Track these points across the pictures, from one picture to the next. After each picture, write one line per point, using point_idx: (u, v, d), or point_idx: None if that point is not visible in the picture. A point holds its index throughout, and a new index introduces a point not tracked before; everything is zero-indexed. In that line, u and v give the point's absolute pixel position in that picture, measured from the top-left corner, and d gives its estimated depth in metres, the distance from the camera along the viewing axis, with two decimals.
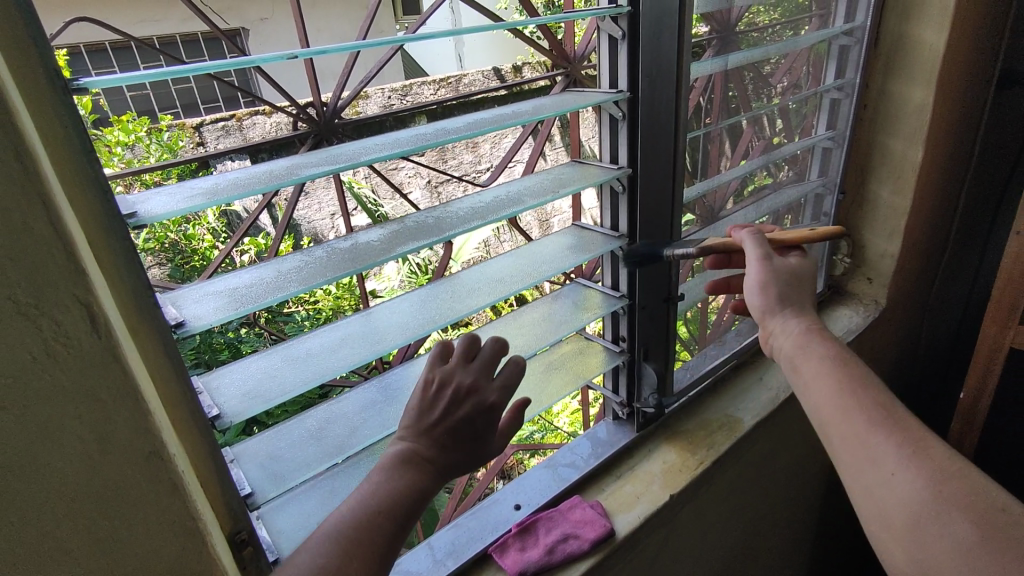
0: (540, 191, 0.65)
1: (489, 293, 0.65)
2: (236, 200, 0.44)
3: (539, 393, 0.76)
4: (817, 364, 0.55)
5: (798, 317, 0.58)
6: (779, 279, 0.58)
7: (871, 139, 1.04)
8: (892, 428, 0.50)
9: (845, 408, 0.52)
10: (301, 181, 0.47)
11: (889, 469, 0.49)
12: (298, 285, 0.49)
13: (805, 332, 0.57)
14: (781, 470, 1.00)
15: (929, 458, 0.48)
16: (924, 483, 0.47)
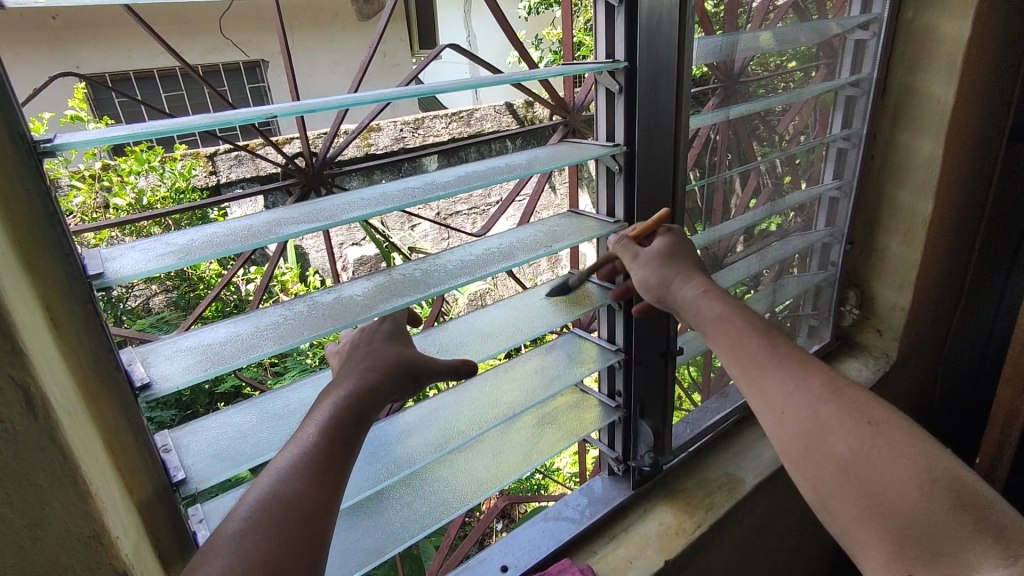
0: (533, 245, 0.64)
1: (478, 348, 0.63)
2: (209, 259, 0.43)
3: (529, 449, 0.74)
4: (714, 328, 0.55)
5: (689, 282, 0.58)
6: (656, 263, 0.60)
7: (879, 189, 1.02)
8: (791, 367, 0.50)
9: (742, 360, 0.52)
10: (278, 239, 0.46)
11: (779, 407, 0.49)
12: (273, 344, 0.48)
13: (697, 298, 0.57)
14: (786, 531, 0.96)
15: (812, 386, 0.49)
16: (807, 409, 0.48)
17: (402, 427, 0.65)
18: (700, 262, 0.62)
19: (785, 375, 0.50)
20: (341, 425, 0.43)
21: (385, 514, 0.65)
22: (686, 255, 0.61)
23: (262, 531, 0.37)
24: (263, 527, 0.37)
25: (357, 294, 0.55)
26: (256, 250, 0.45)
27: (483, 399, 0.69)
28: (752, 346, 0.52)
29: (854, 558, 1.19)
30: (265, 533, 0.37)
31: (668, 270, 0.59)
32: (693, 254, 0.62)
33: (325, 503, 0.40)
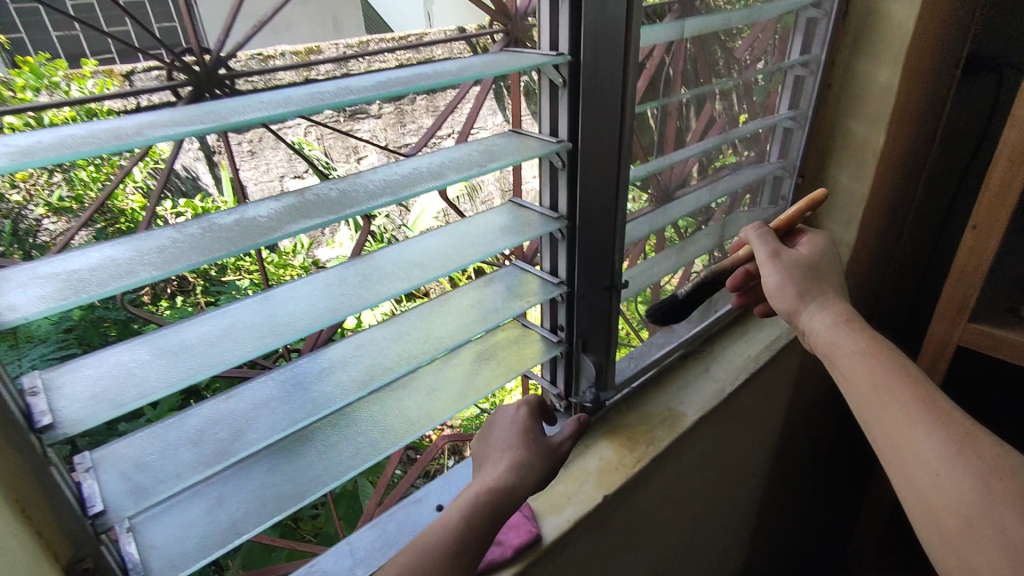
0: (465, 164, 0.58)
1: (406, 278, 0.58)
2: (55, 165, 0.35)
3: (466, 386, 0.70)
4: (848, 362, 0.64)
5: (824, 312, 0.69)
6: (790, 271, 0.70)
7: (833, 120, 0.98)
8: (954, 435, 0.55)
9: (886, 408, 0.59)
10: (148, 144, 0.38)
11: (934, 470, 0.54)
12: (154, 270, 0.41)
13: (831, 326, 0.68)
14: (723, 463, 0.97)
15: (981, 457, 0.53)
16: (973, 473, 0.53)
17: (325, 364, 0.60)
18: (832, 268, 0.73)
19: (939, 439, 0.55)
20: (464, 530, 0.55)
21: (309, 456, 0.61)
22: (821, 264, 0.72)
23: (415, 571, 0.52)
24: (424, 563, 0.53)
25: (261, 214, 0.48)
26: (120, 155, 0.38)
27: (414, 334, 0.64)
28: (901, 392, 0.59)
29: (787, 487, 1.24)
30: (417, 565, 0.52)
31: (803, 278, 0.70)
32: (825, 263, 0.73)
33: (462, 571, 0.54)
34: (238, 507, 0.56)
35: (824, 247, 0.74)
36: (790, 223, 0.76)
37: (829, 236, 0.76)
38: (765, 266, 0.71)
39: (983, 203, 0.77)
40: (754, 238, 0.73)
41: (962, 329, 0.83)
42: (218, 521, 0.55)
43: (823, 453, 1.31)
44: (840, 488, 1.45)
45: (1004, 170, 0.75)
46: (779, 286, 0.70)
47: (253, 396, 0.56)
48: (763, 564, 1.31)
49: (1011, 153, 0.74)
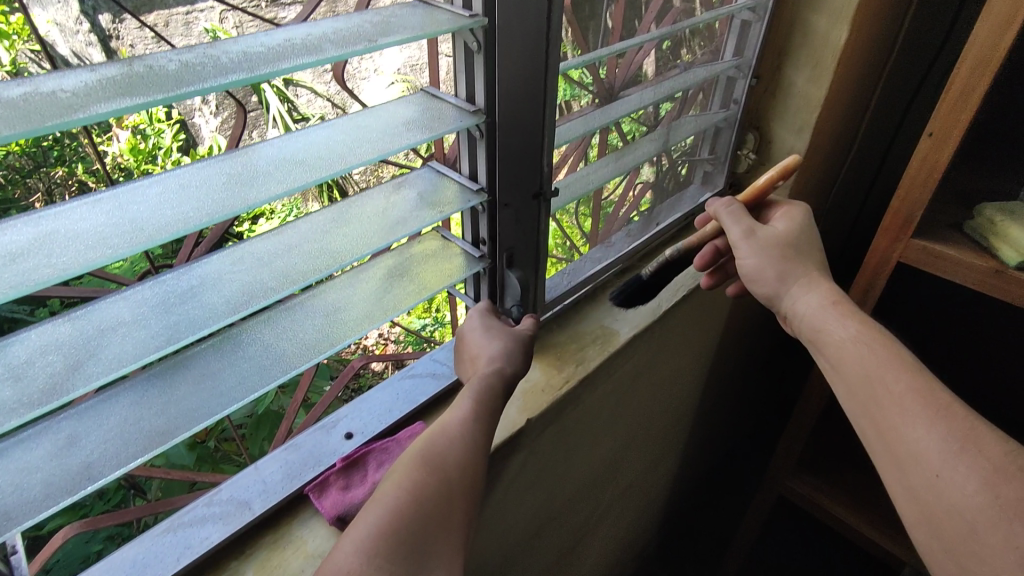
0: (349, 37, 0.46)
1: (283, 179, 0.48)
2: None
3: (374, 306, 0.62)
4: (838, 350, 0.62)
5: (811, 293, 0.66)
6: (767, 252, 0.67)
7: (795, 13, 0.89)
8: (955, 429, 0.52)
9: (885, 398, 0.56)
10: None
11: (933, 471, 0.52)
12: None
13: (821, 309, 0.65)
14: (656, 381, 0.95)
15: (986, 456, 0.50)
16: (974, 472, 0.50)
17: (197, 281, 0.50)
18: (811, 242, 0.70)
19: (939, 435, 0.52)
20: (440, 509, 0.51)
21: (183, 386, 0.53)
22: (800, 240, 0.69)
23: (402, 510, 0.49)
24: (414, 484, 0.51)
25: (62, 89, 0.37)
26: None
27: (307, 247, 0.55)
28: (894, 381, 0.56)
29: (721, 399, 1.25)
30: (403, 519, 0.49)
31: (781, 257, 0.67)
32: (805, 238, 0.70)
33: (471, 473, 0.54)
34: (93, 447, 0.48)
35: (801, 219, 0.71)
36: (762, 193, 0.72)
37: (806, 208, 0.72)
38: (740, 247, 0.69)
39: (943, 110, 0.72)
40: (726, 216, 0.70)
41: (903, 247, 0.80)
42: (67, 464, 0.47)
43: (755, 367, 1.32)
44: (771, 397, 1.49)
45: (970, 71, 0.68)
46: (757, 266, 0.67)
47: (100, 320, 0.46)
48: (694, 471, 1.35)
49: (980, 52, 0.67)
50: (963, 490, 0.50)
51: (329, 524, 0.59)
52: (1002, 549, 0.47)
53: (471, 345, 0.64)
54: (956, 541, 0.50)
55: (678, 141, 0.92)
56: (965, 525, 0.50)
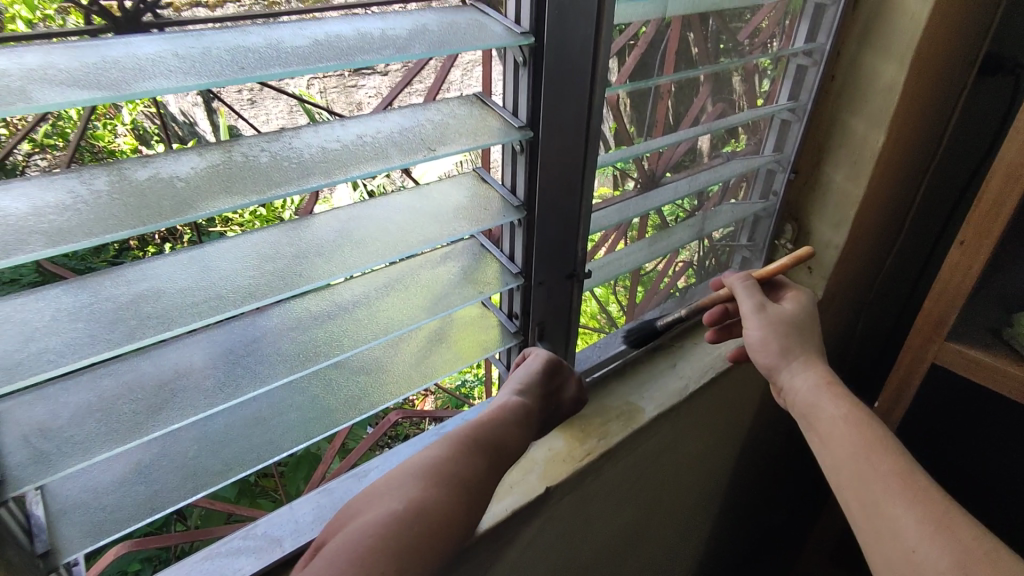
0: (412, 143, 0.54)
1: (346, 260, 0.55)
2: None
3: (415, 368, 0.68)
4: (829, 426, 0.62)
5: (807, 373, 0.67)
6: (775, 327, 0.69)
7: (833, 116, 0.93)
8: (931, 512, 0.53)
9: (869, 476, 0.57)
10: (39, 111, 0.35)
11: (909, 546, 0.52)
12: (46, 245, 0.39)
13: (816, 388, 0.65)
14: (682, 462, 0.95)
15: (957, 538, 0.50)
16: (951, 556, 0.49)
17: (262, 334, 0.58)
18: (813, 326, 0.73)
19: (917, 514, 0.53)
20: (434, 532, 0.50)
21: (238, 428, 0.59)
22: (805, 323, 0.71)
23: (432, 507, 0.51)
24: (437, 487, 0.53)
25: (177, 176, 0.45)
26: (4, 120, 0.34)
27: (362, 316, 0.62)
28: (884, 460, 0.57)
29: (753, 486, 1.22)
30: (434, 515, 0.51)
31: (787, 333, 0.69)
32: (806, 320, 0.72)
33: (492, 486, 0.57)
34: (158, 478, 0.54)
35: (806, 304, 0.73)
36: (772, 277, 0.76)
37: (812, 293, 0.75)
38: (748, 318, 0.70)
39: (974, 219, 0.73)
40: (739, 289, 0.72)
41: (937, 347, 0.80)
42: (133, 491, 0.53)
43: (792, 455, 1.29)
44: (811, 489, 1.44)
45: (1000, 184, 0.70)
46: (762, 340, 0.69)
47: (176, 364, 0.54)
48: (724, 557, 1.31)
49: (1008, 168, 0.69)
50: (934, 568, 0.50)
51: None
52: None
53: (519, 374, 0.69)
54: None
55: (717, 228, 0.96)
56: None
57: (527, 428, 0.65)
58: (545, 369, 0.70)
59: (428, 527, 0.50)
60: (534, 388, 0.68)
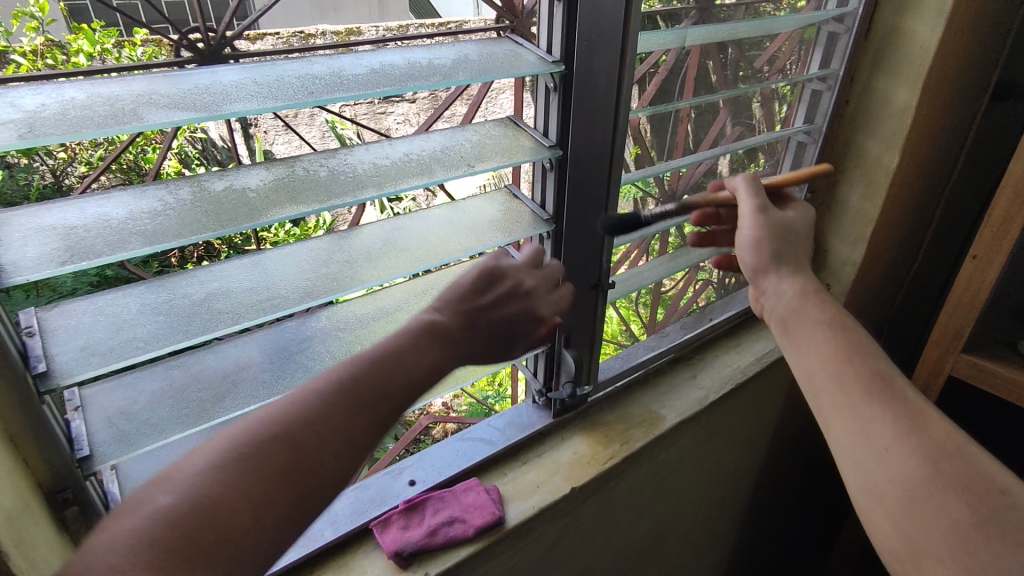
0: (453, 161, 0.59)
1: (390, 266, 0.60)
2: (53, 143, 0.38)
3: (449, 372, 0.72)
4: (811, 332, 0.61)
5: (791, 280, 0.65)
6: (770, 228, 0.65)
7: (848, 138, 0.96)
8: (902, 410, 0.54)
9: (847, 378, 0.57)
10: (147, 129, 0.41)
11: (881, 444, 0.53)
12: (143, 244, 0.44)
13: (798, 296, 0.63)
14: (703, 471, 0.98)
15: (931, 436, 0.52)
16: (922, 458, 0.51)
17: (312, 332, 0.63)
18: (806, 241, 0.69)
19: (892, 417, 0.54)
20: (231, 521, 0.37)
21: None
22: (797, 234, 0.67)
23: (256, 484, 0.39)
24: (260, 455, 0.40)
25: (248, 187, 0.51)
26: (118, 138, 0.41)
27: (401, 319, 0.67)
28: (858, 363, 0.57)
29: (776, 501, 1.23)
30: (224, 503, 0.37)
31: (780, 242, 0.65)
32: (803, 235, 0.68)
33: (364, 446, 0.44)
34: None
35: (808, 222, 0.69)
36: (779, 192, 0.72)
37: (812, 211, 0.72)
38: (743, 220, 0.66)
39: (985, 235, 0.76)
40: (741, 190, 0.67)
41: (953, 359, 0.82)
42: None
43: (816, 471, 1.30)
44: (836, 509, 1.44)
45: (1008, 201, 0.73)
46: (753, 241, 0.65)
47: (235, 359, 0.59)
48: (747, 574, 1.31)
49: (1016, 186, 0.72)
50: (903, 464, 0.52)
51: (386, 557, 0.67)
52: (934, 523, 0.49)
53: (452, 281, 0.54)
54: (895, 509, 0.52)
55: None
56: (901, 493, 0.51)
57: (447, 350, 0.50)
58: (523, 262, 0.59)
59: (242, 505, 0.38)
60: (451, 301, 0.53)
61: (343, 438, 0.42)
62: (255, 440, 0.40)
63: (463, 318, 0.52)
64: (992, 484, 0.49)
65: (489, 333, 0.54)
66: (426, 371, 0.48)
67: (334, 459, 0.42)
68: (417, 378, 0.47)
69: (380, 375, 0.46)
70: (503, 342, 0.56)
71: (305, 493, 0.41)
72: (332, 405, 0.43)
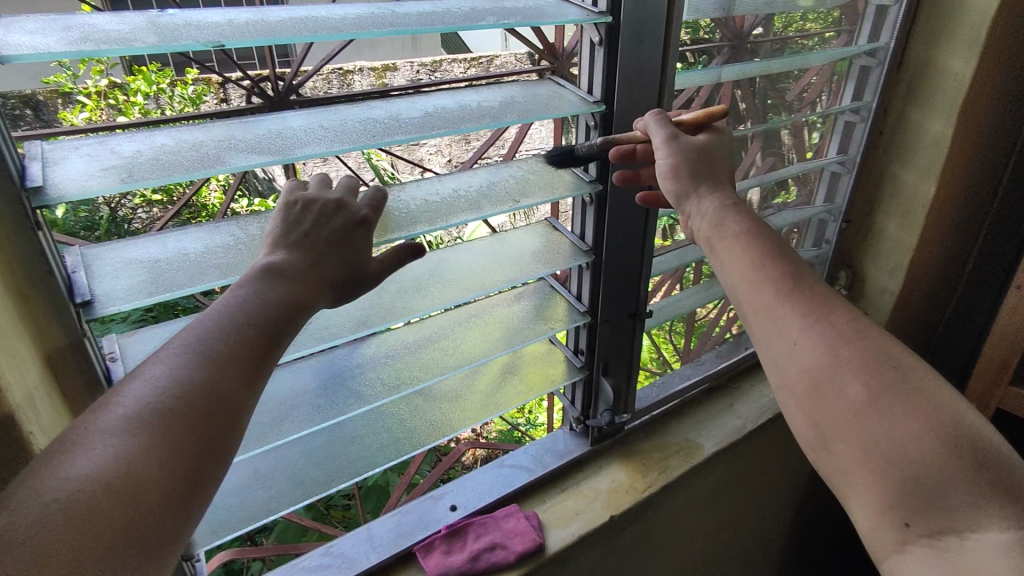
0: (499, 196, 0.62)
1: (437, 297, 0.63)
2: (149, 185, 0.42)
3: (491, 399, 0.74)
4: (730, 243, 0.53)
5: (711, 197, 0.57)
6: (688, 155, 0.58)
7: (884, 168, 0.97)
8: (813, 302, 0.48)
9: (758, 287, 0.50)
10: (229, 172, 0.45)
11: (792, 339, 0.47)
12: (218, 276, 0.48)
13: (720, 210, 0.56)
14: (740, 503, 0.96)
15: (833, 324, 0.46)
16: (825, 347, 0.45)
17: (361, 359, 0.66)
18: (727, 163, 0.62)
19: (802, 312, 0.47)
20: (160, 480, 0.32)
21: (337, 445, 0.66)
22: (717, 158, 0.60)
23: (131, 477, 0.31)
24: (124, 447, 0.32)
25: None
26: (205, 180, 0.45)
27: (444, 346, 0.69)
28: (775, 267, 0.50)
29: (817, 534, 1.20)
30: (145, 469, 0.32)
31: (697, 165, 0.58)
32: (726, 165, 0.61)
33: (244, 395, 0.37)
34: (271, 484, 0.62)
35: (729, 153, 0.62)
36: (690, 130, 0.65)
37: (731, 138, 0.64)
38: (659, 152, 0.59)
39: None
40: (652, 122, 0.61)
41: (1002, 391, 0.84)
42: (251, 495, 0.61)
43: None
44: None
45: None
46: (671, 170, 0.58)
47: (291, 385, 0.62)
48: None
49: None
50: (810, 353, 0.46)
51: None
52: (834, 409, 0.44)
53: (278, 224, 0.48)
54: (804, 400, 0.46)
55: None
56: (807, 380, 0.46)
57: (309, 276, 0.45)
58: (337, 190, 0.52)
59: (121, 508, 0.30)
60: (285, 238, 0.47)
61: (214, 392, 0.36)
62: (113, 444, 0.32)
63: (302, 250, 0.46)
64: (887, 362, 0.44)
65: (327, 253, 0.47)
66: (292, 307, 0.42)
67: (214, 420, 0.35)
68: (279, 304, 0.41)
69: (232, 329, 0.39)
70: (348, 275, 0.48)
71: (194, 457, 0.34)
72: (183, 373, 0.36)
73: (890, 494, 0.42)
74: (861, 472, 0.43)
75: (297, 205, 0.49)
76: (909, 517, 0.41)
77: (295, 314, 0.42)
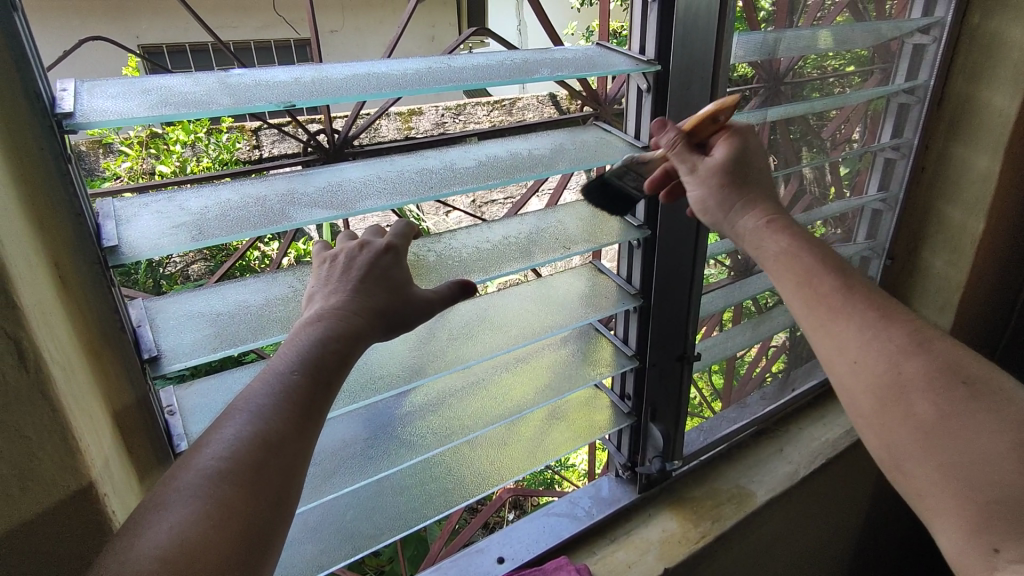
0: (549, 243, 0.62)
1: (484, 344, 0.62)
2: (217, 242, 0.43)
3: (537, 447, 0.72)
4: (778, 258, 0.50)
5: (750, 211, 0.52)
6: (716, 187, 0.53)
7: (928, 204, 0.96)
8: (873, 313, 0.45)
9: (814, 301, 0.47)
10: (295, 226, 0.45)
11: (853, 355, 0.45)
12: (279, 330, 0.48)
13: (759, 229, 0.51)
14: (793, 553, 0.92)
15: (896, 331, 0.44)
16: (888, 362, 0.43)
17: (407, 409, 0.65)
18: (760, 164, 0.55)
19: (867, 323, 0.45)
20: (217, 541, 0.31)
21: (386, 496, 0.65)
22: (747, 166, 0.54)
23: (187, 546, 0.30)
24: (184, 511, 0.32)
25: None
26: (270, 234, 0.45)
27: (491, 392, 0.68)
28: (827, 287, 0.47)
29: None
30: (201, 537, 0.31)
31: (728, 185, 0.53)
32: (757, 161, 0.55)
33: (296, 443, 0.36)
34: (322, 538, 0.61)
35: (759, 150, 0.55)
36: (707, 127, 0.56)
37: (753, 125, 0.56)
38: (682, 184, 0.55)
39: None
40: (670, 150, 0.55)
41: None
42: (302, 549, 0.60)
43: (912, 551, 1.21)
44: None
45: None
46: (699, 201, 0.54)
47: (340, 436, 0.61)
48: None
49: None
50: (876, 367, 0.44)
51: None
52: (901, 426, 0.42)
53: (315, 280, 0.48)
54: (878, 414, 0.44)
55: None
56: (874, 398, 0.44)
57: (357, 315, 0.44)
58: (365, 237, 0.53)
59: None
60: (322, 289, 0.47)
61: (265, 446, 0.35)
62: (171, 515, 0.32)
63: (358, 289, 0.46)
64: (956, 375, 0.42)
65: (371, 288, 0.47)
66: (336, 347, 0.41)
67: (267, 476, 0.34)
68: (324, 347, 0.41)
69: (279, 382, 0.38)
70: (394, 310, 0.46)
71: (251, 517, 0.33)
72: (233, 433, 0.35)
73: (972, 518, 0.37)
74: (942, 493, 0.40)
75: (327, 261, 0.50)
76: (998, 541, 0.36)
77: (340, 355, 0.41)
